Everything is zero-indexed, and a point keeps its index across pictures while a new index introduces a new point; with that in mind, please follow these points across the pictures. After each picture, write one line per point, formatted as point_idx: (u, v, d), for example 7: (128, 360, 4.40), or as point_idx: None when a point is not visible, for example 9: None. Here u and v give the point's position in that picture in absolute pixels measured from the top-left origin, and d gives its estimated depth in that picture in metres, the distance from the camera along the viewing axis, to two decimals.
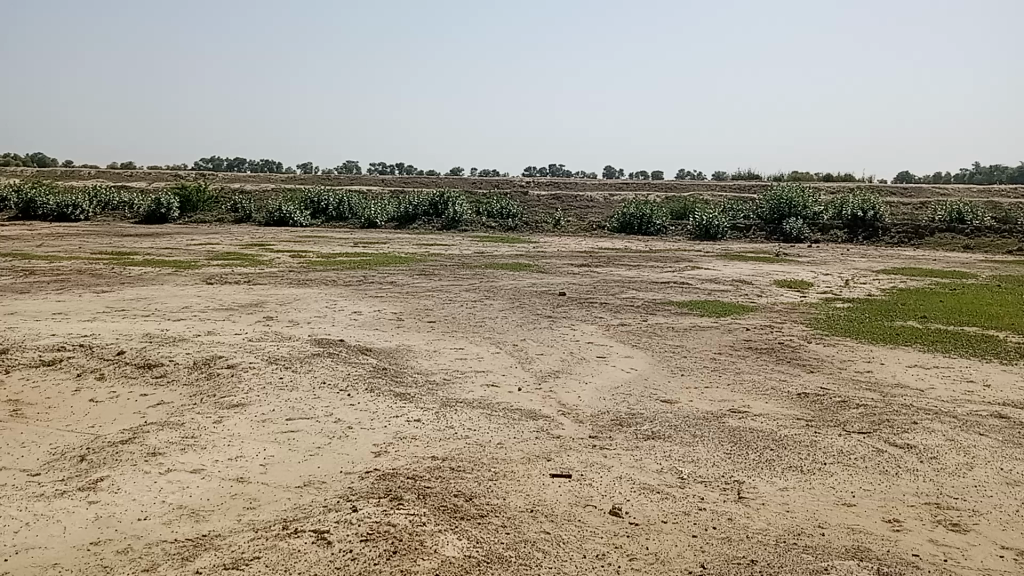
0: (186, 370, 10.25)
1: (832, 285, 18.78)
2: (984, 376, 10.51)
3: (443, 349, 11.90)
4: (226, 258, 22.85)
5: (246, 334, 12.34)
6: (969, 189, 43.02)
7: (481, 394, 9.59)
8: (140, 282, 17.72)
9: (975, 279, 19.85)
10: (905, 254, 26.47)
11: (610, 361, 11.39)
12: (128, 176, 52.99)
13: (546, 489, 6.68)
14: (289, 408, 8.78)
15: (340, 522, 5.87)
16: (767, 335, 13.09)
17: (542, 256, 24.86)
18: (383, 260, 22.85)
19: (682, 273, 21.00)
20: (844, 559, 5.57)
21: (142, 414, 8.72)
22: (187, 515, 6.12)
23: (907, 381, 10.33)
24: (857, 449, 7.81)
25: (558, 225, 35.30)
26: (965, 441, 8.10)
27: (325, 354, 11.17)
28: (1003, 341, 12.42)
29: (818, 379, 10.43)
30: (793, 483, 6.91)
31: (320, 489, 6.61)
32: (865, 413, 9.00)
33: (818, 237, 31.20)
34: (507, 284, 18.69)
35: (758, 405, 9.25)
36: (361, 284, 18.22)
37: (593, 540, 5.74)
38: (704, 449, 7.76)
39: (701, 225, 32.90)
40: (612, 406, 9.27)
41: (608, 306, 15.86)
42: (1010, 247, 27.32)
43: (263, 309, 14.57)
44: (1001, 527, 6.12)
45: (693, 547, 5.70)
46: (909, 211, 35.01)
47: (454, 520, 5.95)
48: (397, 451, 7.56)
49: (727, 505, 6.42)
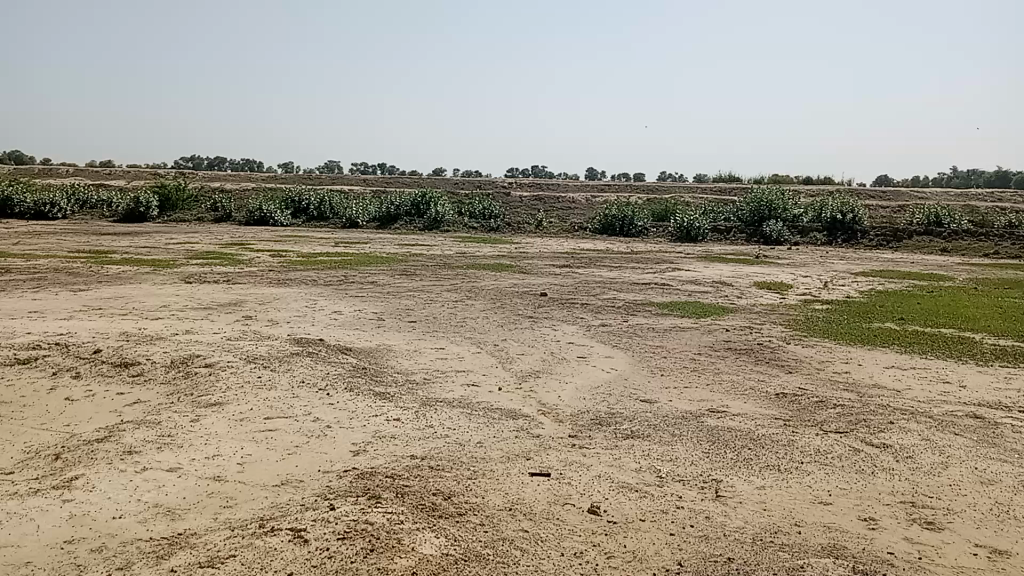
0: (163, 369, 10.17)
1: (811, 287, 18.96)
2: (960, 376, 10.64)
3: (423, 348, 11.89)
4: (206, 257, 22.74)
5: (224, 333, 12.27)
6: (947, 193, 43.50)
7: (462, 394, 9.59)
8: (117, 281, 17.54)
9: (951, 282, 20.05)
10: (883, 256, 26.68)
11: (590, 361, 11.42)
12: (106, 174, 52.72)
13: (525, 488, 6.67)
14: (267, 407, 8.74)
15: (318, 520, 5.85)
16: (745, 336, 13.18)
17: (524, 256, 25.04)
18: (363, 260, 22.83)
19: (662, 274, 21.13)
20: (821, 557, 5.61)
21: (118, 412, 8.63)
22: (163, 514, 6.06)
23: (884, 381, 10.43)
24: (833, 448, 7.88)
25: (540, 226, 35.39)
26: (940, 440, 8.19)
27: (305, 353, 11.13)
28: (979, 343, 12.57)
29: (795, 379, 10.51)
30: (770, 482, 6.95)
31: (297, 488, 6.56)
32: (841, 413, 9.06)
33: (797, 239, 31.48)
34: (489, 285, 18.70)
35: (737, 405, 9.30)
36: (342, 283, 18.15)
37: (571, 538, 5.75)
38: (683, 448, 7.79)
39: (683, 227, 33.03)
40: (591, 405, 9.30)
41: (589, 306, 15.93)
42: (986, 250, 27.71)
43: (242, 309, 14.47)
44: (974, 525, 6.20)
45: (671, 545, 5.71)
46: (888, 214, 35.37)
47: (433, 518, 5.94)
48: (377, 449, 7.54)
49: (705, 503, 6.45)
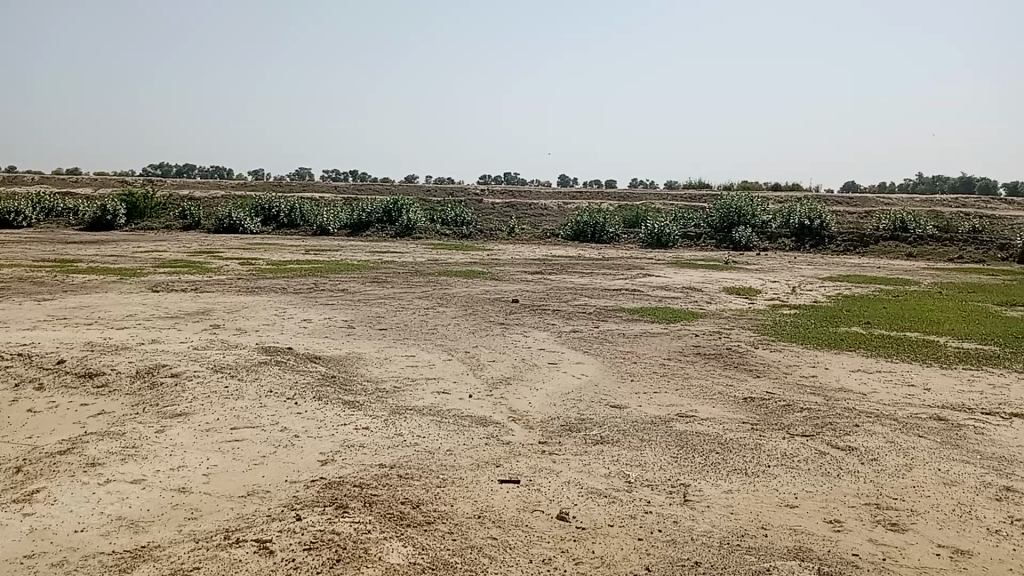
0: (128, 379, 10.03)
1: (779, 292, 19.16)
2: (925, 379, 10.81)
3: (394, 356, 11.85)
4: (173, 265, 22.49)
5: (191, 342, 12.14)
6: (913, 198, 44.15)
7: (432, 401, 9.57)
8: (82, 290, 17.28)
9: (916, 286, 20.34)
10: (850, 261, 27.03)
11: (561, 367, 11.44)
12: (72, 182, 52.03)
13: (494, 495, 6.67)
14: (234, 417, 8.65)
15: (283, 530, 5.80)
16: (715, 341, 13.28)
17: (496, 263, 25.04)
18: (333, 267, 22.72)
19: (633, 280, 21.24)
20: (786, 560, 5.66)
21: (82, 424, 8.49)
22: (127, 526, 5.98)
23: (850, 384, 10.57)
24: (800, 451, 7.96)
25: (512, 233, 35.44)
26: (905, 442, 8.30)
27: (273, 362, 11.04)
28: (943, 346, 12.78)
29: (763, 383, 10.61)
30: (738, 485, 7.00)
31: (263, 499, 6.49)
32: (808, 416, 9.16)
33: (766, 245, 31.83)
34: (460, 291, 18.68)
35: (706, 409, 9.36)
36: (312, 291, 18.05)
37: (540, 545, 5.75)
38: (652, 453, 7.82)
39: (653, 233, 33.23)
40: (562, 411, 9.33)
41: (560, 313, 15.96)
42: (951, 254, 28.18)
43: (210, 318, 14.31)
44: (937, 526, 6.29)
45: (639, 550, 5.74)
46: (855, 220, 35.86)
47: (400, 527, 5.91)
48: (345, 459, 7.49)
49: (673, 507, 6.49)
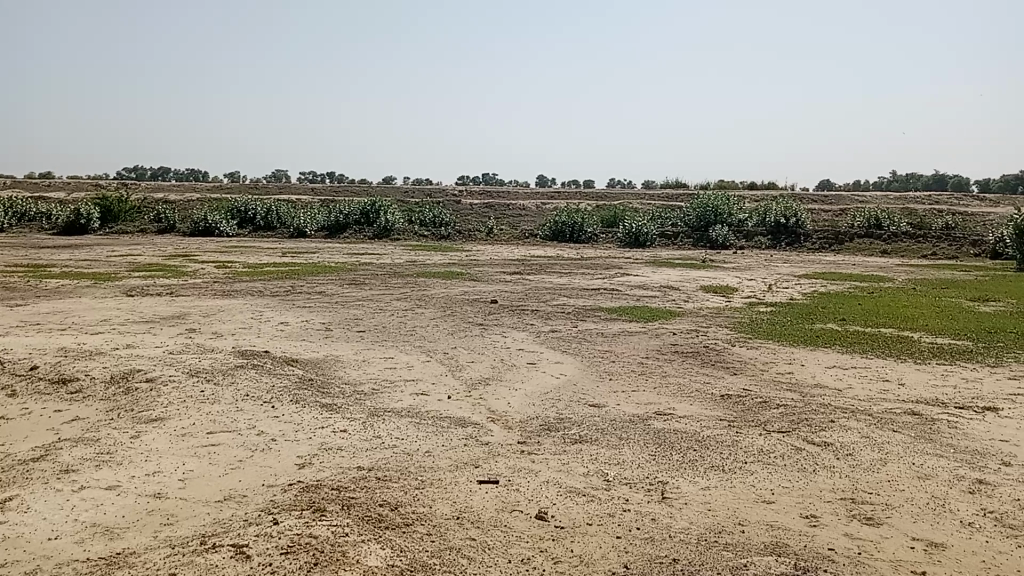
0: (103, 384, 9.92)
1: (756, 289, 19.31)
2: (899, 374, 10.93)
3: (372, 358, 11.81)
4: (149, 269, 22.28)
5: (167, 346, 12.02)
6: (887, 196, 44.65)
7: (410, 403, 9.55)
8: (56, 295, 17.08)
9: (891, 283, 20.57)
10: (825, 259, 27.28)
11: (539, 367, 11.46)
12: (46, 185, 51.43)
13: (472, 496, 6.66)
14: (210, 422, 8.58)
15: (260, 535, 5.76)
16: (692, 339, 13.36)
17: (474, 264, 25.04)
18: (311, 270, 22.61)
19: (612, 279, 21.32)
20: (763, 555, 5.70)
21: (55, 430, 8.39)
22: (101, 533, 5.92)
23: (826, 380, 10.67)
24: (776, 447, 8.03)
25: (491, 233, 35.43)
26: (880, 437, 8.39)
27: (250, 366, 10.96)
28: (917, 342, 12.92)
29: (740, 380, 10.69)
30: (715, 482, 7.04)
31: (240, 504, 6.45)
32: (785, 412, 9.24)
33: (743, 243, 32.06)
34: (438, 293, 18.66)
35: (683, 407, 9.41)
36: (290, 294, 17.94)
37: (518, 545, 5.76)
38: (630, 452, 7.85)
39: (631, 233, 33.33)
40: (541, 411, 9.34)
41: (539, 313, 15.99)
42: (925, 251, 28.50)
43: (186, 322, 14.19)
44: (911, 519, 6.36)
45: (617, 548, 5.76)
46: (830, 218, 36.19)
47: (378, 529, 5.90)
48: (322, 462, 7.45)
49: (651, 505, 6.52)
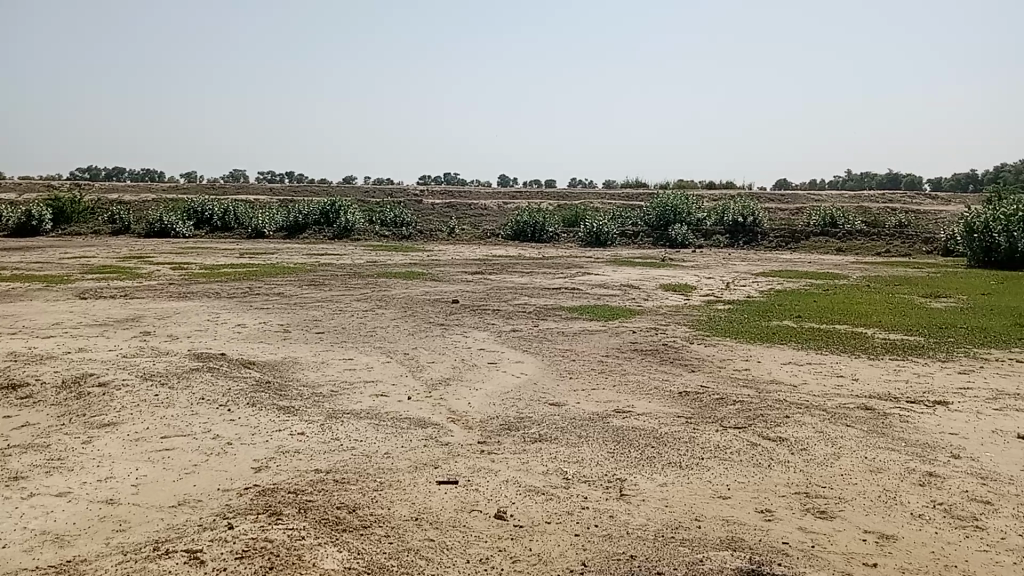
0: (54, 389, 9.71)
1: (714, 288, 19.55)
2: (853, 370, 11.15)
3: (331, 360, 11.73)
4: (102, 271, 21.84)
5: (120, 350, 11.81)
6: (842, 194, 45.47)
7: (370, 404, 9.50)
8: (5, 298, 16.67)
9: (845, 280, 20.96)
10: (782, 257, 27.70)
11: (500, 367, 11.47)
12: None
13: (431, 497, 6.65)
14: (165, 426, 8.45)
15: (215, 539, 5.70)
16: (652, 337, 13.47)
17: (435, 264, 25.00)
18: (269, 271, 22.36)
19: (572, 278, 21.42)
20: (719, 550, 5.78)
21: (3, 437, 8.19)
22: (51, 540, 5.80)
23: (782, 376, 10.84)
24: (732, 443, 8.14)
25: (452, 233, 35.36)
26: (834, 432, 8.55)
27: (206, 369, 10.81)
28: (870, 338, 13.18)
29: (698, 377, 10.81)
30: (672, 479, 7.12)
31: (195, 508, 6.37)
32: (741, 409, 9.36)
33: (702, 242, 32.42)
34: (399, 293, 18.58)
35: (642, 405, 9.49)
36: (248, 295, 17.72)
37: (477, 545, 5.77)
38: (589, 450, 7.90)
39: (592, 232, 33.50)
40: (501, 410, 9.35)
41: (500, 312, 16.00)
42: (878, 249, 29.07)
43: (141, 324, 13.94)
44: (863, 512, 6.50)
45: (576, 546, 5.79)
46: (787, 216, 36.75)
47: (336, 532, 5.86)
48: (280, 465, 7.38)
49: (609, 502, 6.57)
